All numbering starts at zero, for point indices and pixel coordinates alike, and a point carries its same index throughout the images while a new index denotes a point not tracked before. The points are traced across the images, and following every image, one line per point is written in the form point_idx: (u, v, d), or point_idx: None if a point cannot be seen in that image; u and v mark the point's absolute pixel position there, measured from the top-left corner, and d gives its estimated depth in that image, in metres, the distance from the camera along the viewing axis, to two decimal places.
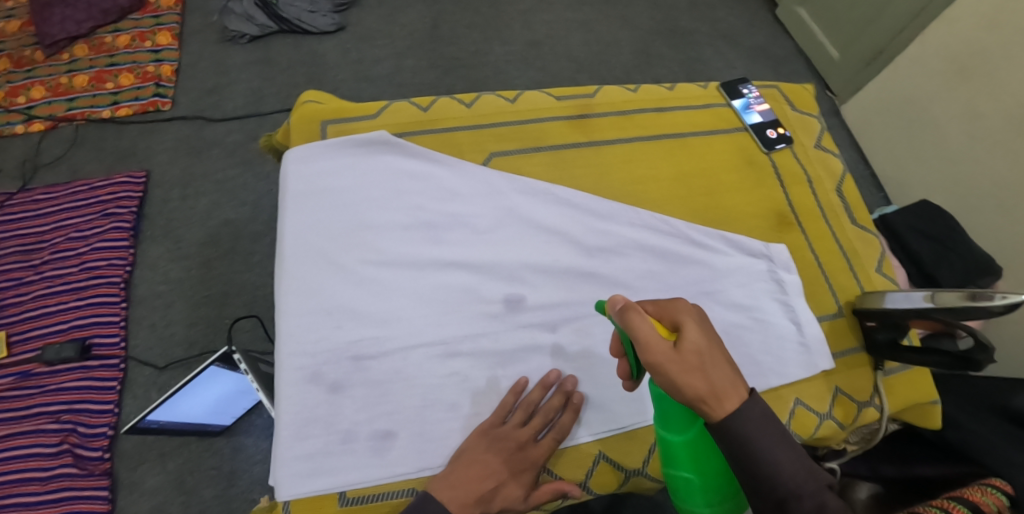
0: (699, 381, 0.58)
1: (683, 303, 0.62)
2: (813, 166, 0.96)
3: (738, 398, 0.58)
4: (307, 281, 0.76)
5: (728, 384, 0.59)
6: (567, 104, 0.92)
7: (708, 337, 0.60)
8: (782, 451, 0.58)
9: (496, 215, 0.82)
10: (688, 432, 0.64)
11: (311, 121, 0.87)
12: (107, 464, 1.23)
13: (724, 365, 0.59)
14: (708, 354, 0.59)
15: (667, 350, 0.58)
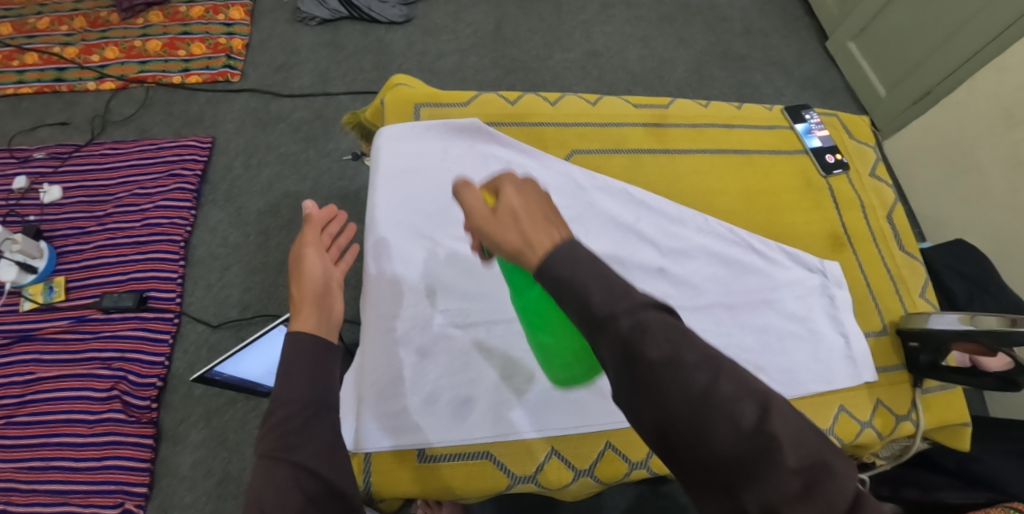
0: (514, 236, 0.58)
1: (503, 172, 0.63)
2: (867, 193, 1.00)
3: (552, 240, 0.56)
4: (400, 252, 0.83)
5: (541, 230, 0.57)
6: (643, 112, 0.97)
7: (527, 195, 0.60)
8: (591, 274, 0.54)
9: (577, 209, 0.86)
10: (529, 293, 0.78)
11: (405, 103, 0.94)
12: (153, 413, 1.28)
13: (538, 215, 0.58)
14: (522, 208, 0.59)
15: (484, 214, 0.61)
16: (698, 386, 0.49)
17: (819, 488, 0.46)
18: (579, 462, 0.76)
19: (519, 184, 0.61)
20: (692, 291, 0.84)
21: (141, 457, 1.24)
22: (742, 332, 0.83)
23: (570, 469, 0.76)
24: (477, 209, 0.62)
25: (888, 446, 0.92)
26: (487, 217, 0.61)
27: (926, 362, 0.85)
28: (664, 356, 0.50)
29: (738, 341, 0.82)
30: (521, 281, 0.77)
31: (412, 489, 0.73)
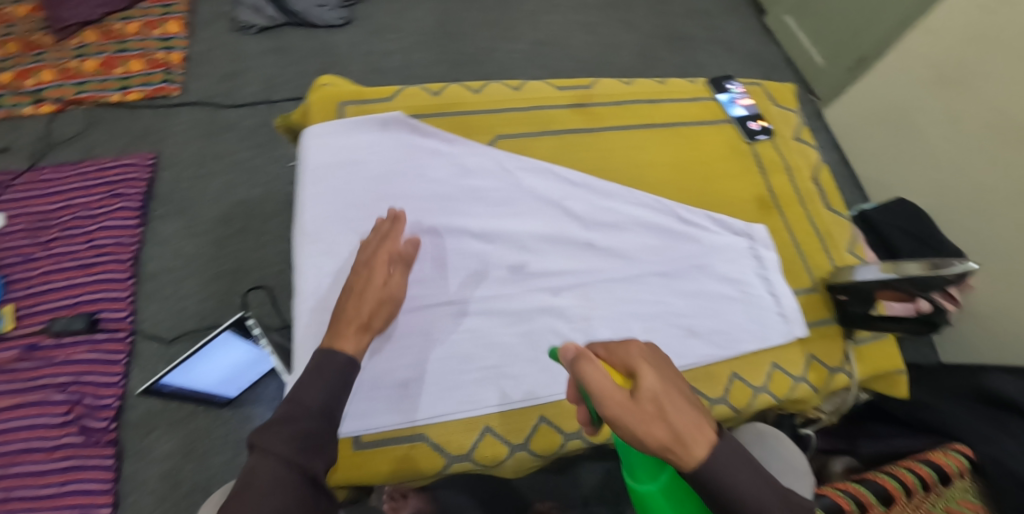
0: (662, 430, 0.55)
1: (631, 349, 0.59)
2: (792, 156, 1.05)
3: (705, 440, 0.56)
4: (330, 245, 0.84)
5: (695, 429, 0.57)
6: (567, 94, 0.99)
7: (665, 381, 0.58)
8: (728, 461, 0.57)
9: (507, 191, 0.88)
10: (659, 477, 0.66)
11: (329, 101, 0.96)
12: (113, 433, 1.27)
13: (684, 408, 0.57)
14: (671, 402, 0.57)
15: (625, 399, 0.56)
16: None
17: None
18: (513, 436, 0.76)
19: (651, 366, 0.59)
20: (624, 262, 0.85)
21: (102, 478, 1.22)
22: (675, 297, 0.84)
23: (505, 444, 0.75)
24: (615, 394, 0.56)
25: (829, 400, 0.94)
26: (626, 404, 0.56)
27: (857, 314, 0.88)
28: None
29: (671, 307, 0.83)
30: (652, 464, 0.66)
31: (350, 475, 0.72)
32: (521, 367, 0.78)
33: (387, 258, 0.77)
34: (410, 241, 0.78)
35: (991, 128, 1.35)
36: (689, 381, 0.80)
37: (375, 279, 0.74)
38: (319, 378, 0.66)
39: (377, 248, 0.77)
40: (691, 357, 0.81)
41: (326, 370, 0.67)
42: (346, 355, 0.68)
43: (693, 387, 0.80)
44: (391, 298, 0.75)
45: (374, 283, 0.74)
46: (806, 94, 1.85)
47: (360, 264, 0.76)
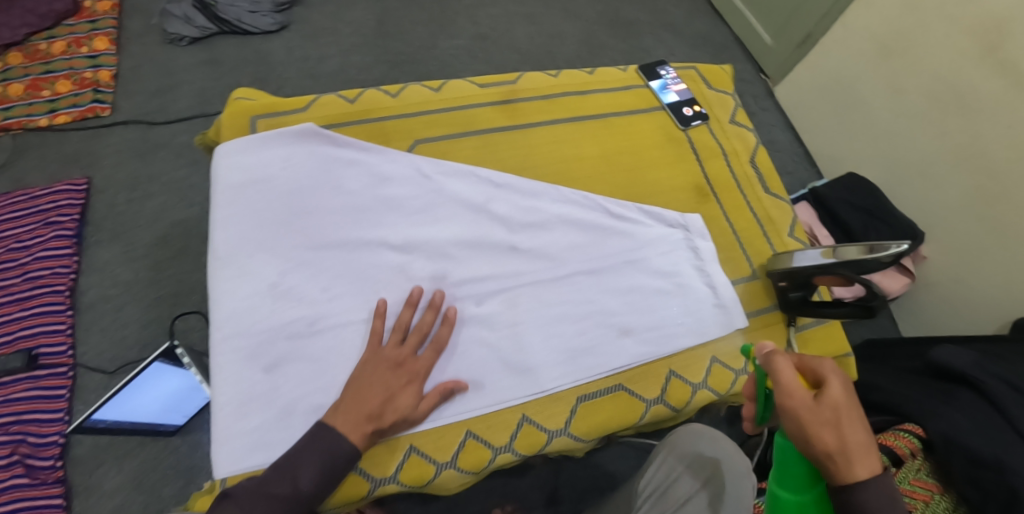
0: (832, 436, 0.59)
1: (829, 364, 0.63)
2: (729, 140, 1.02)
3: (862, 465, 0.59)
4: (242, 268, 0.80)
5: (859, 450, 0.59)
6: (490, 91, 0.96)
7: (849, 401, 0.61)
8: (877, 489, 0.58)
9: (426, 198, 0.85)
10: (805, 491, 0.63)
11: (241, 116, 0.92)
12: (60, 471, 1.21)
13: (857, 429, 0.60)
14: (850, 420, 0.60)
15: (807, 398, 0.61)
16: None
17: None
18: (440, 454, 0.72)
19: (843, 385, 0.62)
20: (550, 263, 0.82)
21: None
22: (607, 297, 0.81)
23: (431, 463, 0.72)
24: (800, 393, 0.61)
25: None
26: (807, 404, 0.61)
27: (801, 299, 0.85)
28: None
29: (602, 307, 0.80)
30: (805, 476, 0.63)
31: None
32: (442, 381, 0.74)
33: (416, 378, 0.72)
34: (453, 383, 0.73)
35: (932, 98, 1.36)
36: (623, 383, 0.77)
37: (397, 394, 0.71)
38: (313, 457, 0.67)
39: (409, 353, 0.73)
40: (623, 357, 0.78)
41: (323, 453, 0.67)
42: (347, 449, 0.67)
43: (627, 389, 0.77)
44: (406, 421, 0.71)
45: (395, 397, 0.70)
46: (757, 73, 1.83)
47: (386, 367, 0.72)
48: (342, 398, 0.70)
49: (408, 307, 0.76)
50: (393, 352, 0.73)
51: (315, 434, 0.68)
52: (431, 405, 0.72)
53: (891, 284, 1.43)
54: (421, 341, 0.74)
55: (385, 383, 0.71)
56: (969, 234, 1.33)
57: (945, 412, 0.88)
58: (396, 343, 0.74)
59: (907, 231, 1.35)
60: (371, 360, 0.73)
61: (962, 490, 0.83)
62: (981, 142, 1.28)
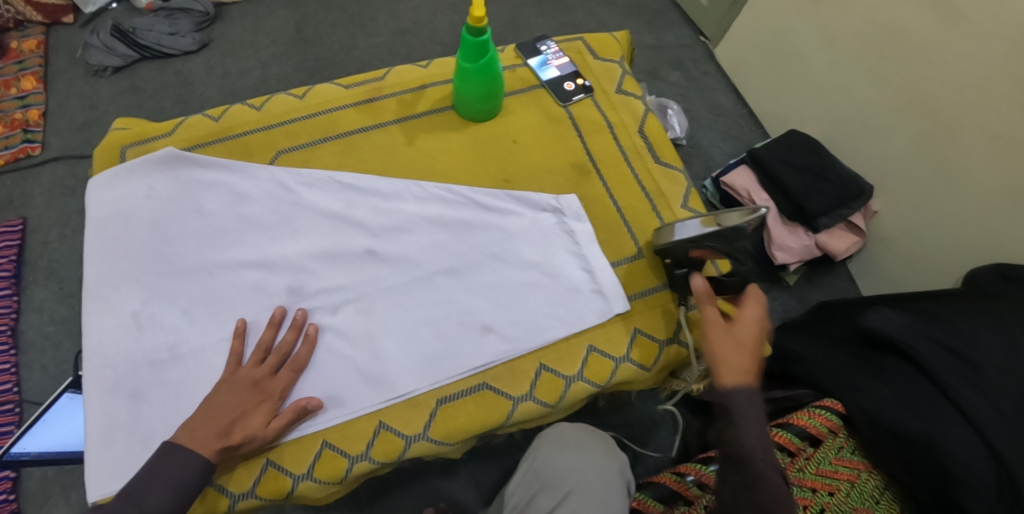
0: None
1: (754, 302, 0.75)
2: (615, 111, 0.96)
3: (738, 382, 0.68)
4: (103, 301, 0.79)
5: (742, 371, 0.69)
6: (356, 92, 0.93)
7: (757, 331, 0.73)
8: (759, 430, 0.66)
9: (283, 210, 0.83)
10: (479, 61, 0.81)
11: (112, 148, 0.90)
12: (12, 505, 1.18)
13: (747, 356, 0.70)
14: (750, 334, 0.72)
15: None
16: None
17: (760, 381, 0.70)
18: (295, 467, 0.70)
19: (757, 319, 0.74)
20: (408, 267, 0.80)
21: None
22: (469, 296, 0.78)
23: (288, 476, 0.70)
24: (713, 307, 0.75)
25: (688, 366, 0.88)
26: None
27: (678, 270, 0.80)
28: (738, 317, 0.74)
29: (463, 305, 0.78)
30: (476, 52, 0.80)
31: None
32: (297, 394, 0.72)
33: (272, 398, 0.70)
34: (304, 401, 0.70)
35: (866, 40, 1.27)
36: (488, 381, 0.74)
37: (249, 414, 0.68)
38: (163, 482, 0.64)
39: (266, 372, 0.71)
40: (485, 355, 0.75)
41: (172, 481, 0.64)
42: (196, 470, 0.65)
43: (492, 387, 0.74)
44: (258, 439, 0.68)
45: (247, 416, 0.68)
46: (696, 36, 1.74)
47: (240, 388, 0.70)
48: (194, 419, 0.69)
49: (270, 326, 0.74)
50: (251, 372, 0.71)
51: (164, 455, 0.66)
52: (283, 424, 0.69)
53: (838, 244, 1.34)
54: (281, 360, 0.73)
55: (239, 403, 0.69)
56: (918, 183, 1.26)
57: (867, 386, 0.86)
58: (255, 363, 0.72)
59: (854, 186, 1.31)
60: (228, 381, 0.71)
61: (892, 469, 0.82)
62: (920, 82, 1.20)
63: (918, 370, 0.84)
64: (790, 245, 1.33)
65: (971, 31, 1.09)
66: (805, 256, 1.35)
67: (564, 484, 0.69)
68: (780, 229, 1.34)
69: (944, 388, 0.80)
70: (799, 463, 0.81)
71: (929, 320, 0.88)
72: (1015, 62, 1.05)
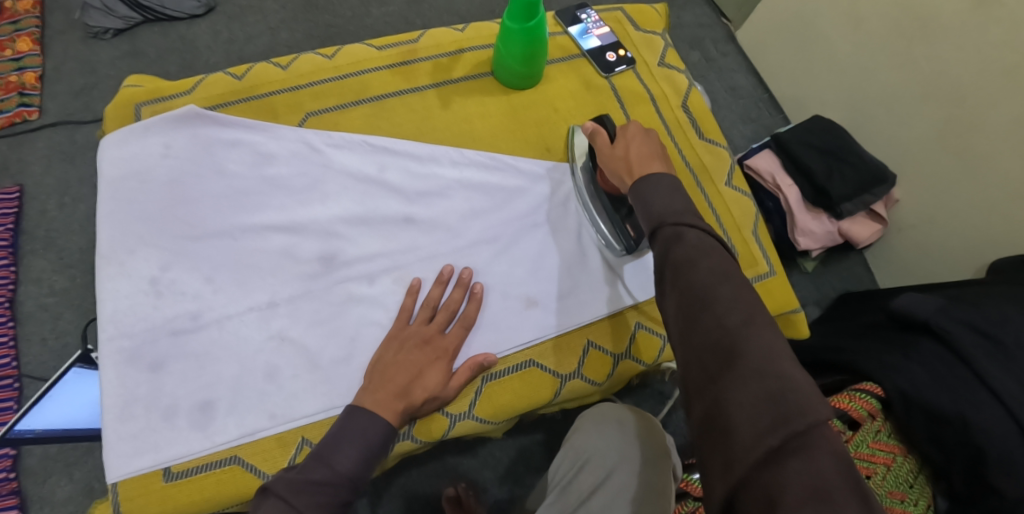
0: (622, 168, 0.69)
1: (633, 123, 0.73)
2: (656, 83, 0.93)
3: (645, 173, 0.65)
4: (122, 266, 0.73)
5: (645, 164, 0.67)
6: (388, 53, 0.88)
7: (646, 137, 0.70)
8: (673, 200, 0.62)
9: (313, 174, 0.79)
10: (526, 23, 0.77)
11: (125, 105, 0.84)
12: (13, 482, 1.08)
13: (645, 155, 0.68)
14: (638, 150, 0.69)
15: (606, 145, 0.73)
16: (835, 477, 0.42)
17: (651, 186, 0.63)
18: None
19: (644, 132, 0.71)
20: (448, 234, 0.77)
21: None
22: (513, 268, 0.75)
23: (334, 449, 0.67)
24: (604, 144, 0.74)
25: None
26: (607, 152, 0.72)
27: (590, 182, 0.79)
28: (626, 149, 0.70)
29: (506, 277, 0.75)
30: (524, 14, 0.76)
31: (162, 511, 0.65)
32: (469, 351, 0.70)
33: (445, 355, 0.68)
34: (481, 356, 0.68)
35: (895, 22, 1.21)
36: (535, 358, 0.72)
37: (426, 372, 0.66)
38: (349, 442, 0.59)
39: (437, 329, 0.69)
40: (532, 328, 0.73)
41: (359, 438, 0.59)
42: (382, 427, 0.60)
43: (539, 364, 0.72)
44: (436, 399, 0.66)
45: (424, 374, 0.65)
46: (718, 16, 1.68)
47: (412, 346, 0.67)
48: (370, 379, 0.65)
49: (437, 283, 0.71)
50: (421, 329, 0.69)
51: (347, 417, 0.61)
52: (462, 381, 0.68)
53: (859, 233, 1.29)
54: (450, 316, 0.70)
55: (414, 360, 0.66)
56: (942, 174, 1.21)
57: (903, 366, 0.78)
58: (424, 321, 0.70)
59: (876, 173, 1.25)
60: (396, 338, 0.68)
61: (925, 451, 0.77)
62: (949, 68, 1.15)
63: (952, 353, 0.77)
64: (812, 230, 1.27)
65: (1006, 14, 1.04)
66: (827, 242, 1.29)
67: (608, 462, 0.67)
68: (803, 215, 1.27)
69: (979, 371, 0.74)
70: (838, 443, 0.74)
71: (956, 303, 0.82)
72: None
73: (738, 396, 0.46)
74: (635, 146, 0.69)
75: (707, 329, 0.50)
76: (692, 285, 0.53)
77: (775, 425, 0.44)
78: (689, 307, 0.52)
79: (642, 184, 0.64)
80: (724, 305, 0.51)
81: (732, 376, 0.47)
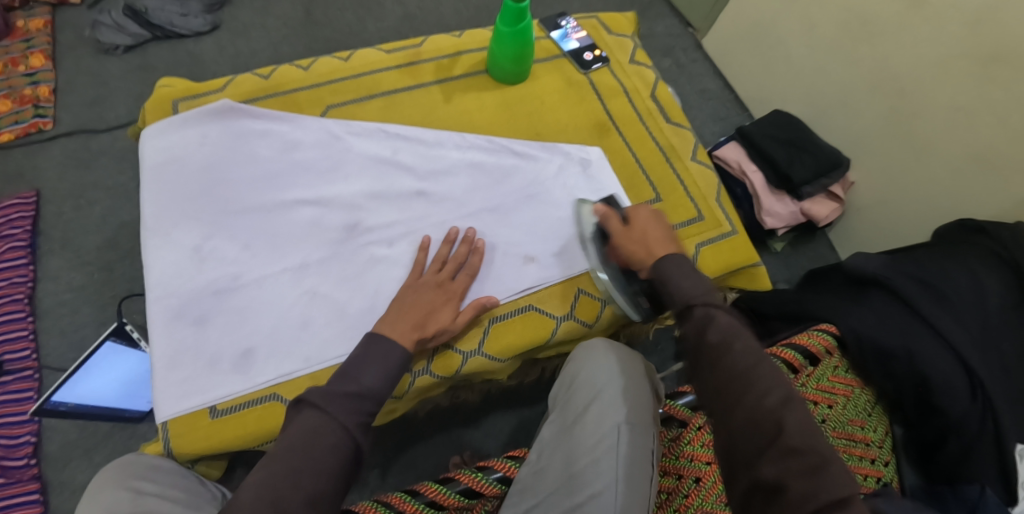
0: (638, 247, 0.78)
1: (644, 207, 0.83)
2: (628, 78, 1.06)
3: (665, 253, 0.75)
4: (167, 236, 0.83)
5: (662, 247, 0.77)
6: (396, 56, 1.01)
7: (659, 222, 0.80)
8: (690, 281, 0.72)
9: (334, 157, 0.90)
10: (516, 27, 0.91)
11: (165, 101, 0.95)
12: (35, 469, 1.15)
13: (663, 237, 0.78)
14: (656, 234, 0.78)
15: (621, 228, 0.81)
16: None
17: (669, 276, 0.73)
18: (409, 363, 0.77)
19: (653, 216, 0.81)
20: (455, 205, 0.89)
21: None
22: (512, 231, 0.87)
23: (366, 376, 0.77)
24: (616, 224, 0.83)
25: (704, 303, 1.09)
26: (622, 234, 0.81)
27: (600, 256, 0.86)
28: (643, 233, 0.79)
29: (506, 239, 0.87)
30: (515, 21, 0.89)
31: (210, 444, 0.74)
32: (473, 294, 0.82)
33: (454, 297, 0.79)
34: (484, 298, 0.79)
35: (841, 26, 1.37)
36: (534, 303, 0.84)
37: (439, 310, 0.77)
38: (373, 362, 0.69)
39: (448, 276, 0.80)
40: (530, 282, 0.84)
41: (382, 359, 0.69)
42: (400, 353, 0.70)
43: (537, 309, 0.83)
44: (447, 332, 0.76)
45: (437, 312, 0.76)
46: (685, 27, 1.84)
47: (426, 289, 0.78)
48: (389, 314, 0.74)
49: (444, 241, 0.82)
50: (433, 277, 0.79)
51: (367, 345, 0.70)
52: (467, 318, 0.78)
53: (819, 211, 1.42)
54: (457, 267, 0.81)
55: (429, 300, 0.76)
56: (892, 157, 1.36)
57: (856, 312, 0.92)
58: (435, 270, 0.80)
59: (831, 158, 1.40)
60: (412, 284, 0.78)
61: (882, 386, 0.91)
62: (891, 64, 1.30)
63: (898, 301, 0.91)
64: (778, 211, 1.40)
65: (934, 14, 1.20)
66: (791, 221, 1.42)
67: (597, 383, 0.77)
68: (767, 197, 1.41)
69: (926, 315, 0.88)
70: (801, 378, 0.85)
71: (904, 260, 0.97)
72: (970, 43, 1.16)
73: (785, 466, 0.54)
74: (649, 233, 0.79)
75: (750, 408, 0.59)
76: (730, 367, 0.62)
77: (814, 492, 0.52)
78: (727, 389, 0.62)
79: (664, 265, 0.74)
80: (765, 391, 0.60)
81: (774, 450, 0.56)
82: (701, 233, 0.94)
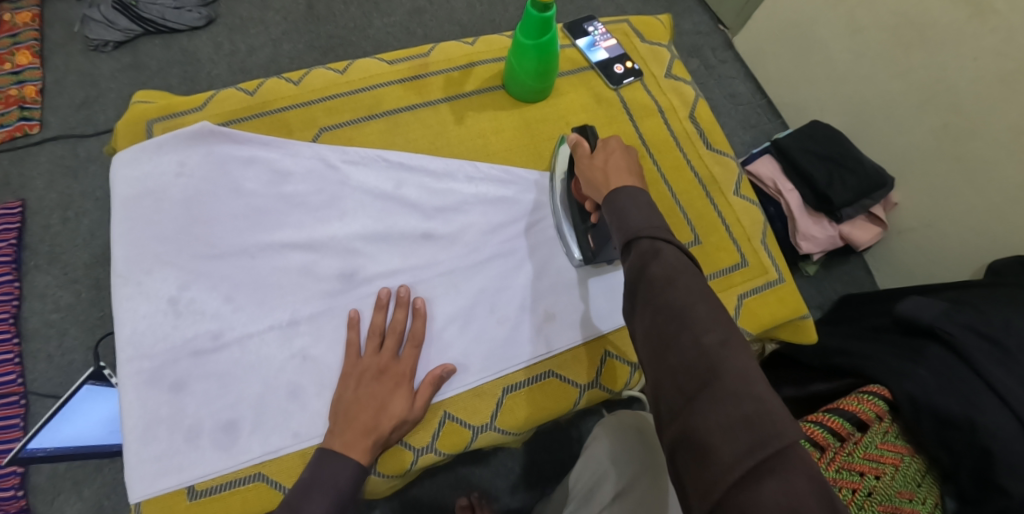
0: (599, 175, 0.69)
1: (615, 138, 0.73)
2: (665, 95, 0.94)
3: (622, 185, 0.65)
4: (141, 285, 0.73)
5: (621, 178, 0.67)
6: (400, 68, 0.89)
7: (627, 153, 0.71)
8: (648, 217, 0.62)
9: (330, 191, 0.79)
10: (538, 39, 0.78)
11: (136, 122, 0.83)
12: (22, 502, 1.00)
13: (625, 169, 0.68)
14: (618, 163, 0.69)
15: (586, 157, 0.72)
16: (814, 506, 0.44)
17: (626, 208, 0.63)
18: (416, 440, 0.69)
19: (623, 147, 0.71)
20: (469, 250, 0.78)
21: None
22: (530, 281, 0.78)
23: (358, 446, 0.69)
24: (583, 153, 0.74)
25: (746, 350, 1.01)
26: (586, 162, 0.72)
27: (566, 195, 0.79)
28: (604, 161, 0.70)
29: (525, 290, 0.77)
30: (538, 32, 0.77)
31: None
32: (427, 367, 0.71)
33: (405, 379, 0.68)
34: (439, 370, 0.69)
35: (892, 33, 1.23)
36: (554, 369, 0.75)
37: (389, 401, 0.66)
38: (320, 492, 0.61)
39: (390, 356, 0.69)
40: (549, 343, 0.75)
41: (329, 490, 0.61)
42: (351, 471, 0.62)
43: (558, 375, 0.74)
44: (406, 422, 0.67)
45: (387, 404, 0.66)
46: (715, 24, 1.68)
47: (368, 378, 0.68)
48: (334, 420, 0.66)
49: (378, 309, 0.72)
50: (374, 360, 0.69)
51: (317, 465, 0.62)
52: (426, 399, 0.68)
53: (861, 235, 1.30)
54: (400, 338, 0.70)
55: (376, 391, 0.66)
56: (941, 176, 1.22)
57: (912, 372, 0.71)
58: (375, 349, 0.70)
59: (876, 177, 1.26)
60: (352, 374, 0.68)
61: (933, 454, 0.69)
62: (946, 75, 1.16)
63: (955, 357, 0.73)
64: (814, 235, 1.28)
65: (1004, 25, 1.06)
66: (829, 246, 1.30)
67: (627, 472, 0.66)
68: (804, 219, 1.28)
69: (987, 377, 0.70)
70: (848, 447, 0.63)
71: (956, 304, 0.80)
72: None
73: (719, 412, 0.48)
74: (608, 163, 0.70)
75: (684, 350, 0.52)
76: (667, 304, 0.54)
77: (752, 448, 0.46)
78: (665, 335, 0.54)
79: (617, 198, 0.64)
80: (707, 334, 0.52)
81: (709, 393, 0.49)
82: (745, 281, 0.83)
